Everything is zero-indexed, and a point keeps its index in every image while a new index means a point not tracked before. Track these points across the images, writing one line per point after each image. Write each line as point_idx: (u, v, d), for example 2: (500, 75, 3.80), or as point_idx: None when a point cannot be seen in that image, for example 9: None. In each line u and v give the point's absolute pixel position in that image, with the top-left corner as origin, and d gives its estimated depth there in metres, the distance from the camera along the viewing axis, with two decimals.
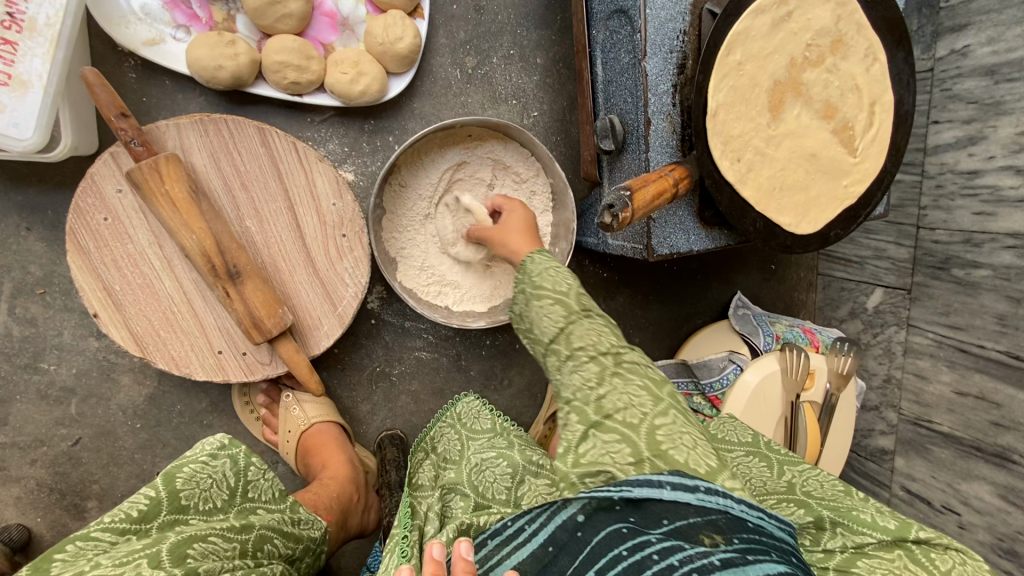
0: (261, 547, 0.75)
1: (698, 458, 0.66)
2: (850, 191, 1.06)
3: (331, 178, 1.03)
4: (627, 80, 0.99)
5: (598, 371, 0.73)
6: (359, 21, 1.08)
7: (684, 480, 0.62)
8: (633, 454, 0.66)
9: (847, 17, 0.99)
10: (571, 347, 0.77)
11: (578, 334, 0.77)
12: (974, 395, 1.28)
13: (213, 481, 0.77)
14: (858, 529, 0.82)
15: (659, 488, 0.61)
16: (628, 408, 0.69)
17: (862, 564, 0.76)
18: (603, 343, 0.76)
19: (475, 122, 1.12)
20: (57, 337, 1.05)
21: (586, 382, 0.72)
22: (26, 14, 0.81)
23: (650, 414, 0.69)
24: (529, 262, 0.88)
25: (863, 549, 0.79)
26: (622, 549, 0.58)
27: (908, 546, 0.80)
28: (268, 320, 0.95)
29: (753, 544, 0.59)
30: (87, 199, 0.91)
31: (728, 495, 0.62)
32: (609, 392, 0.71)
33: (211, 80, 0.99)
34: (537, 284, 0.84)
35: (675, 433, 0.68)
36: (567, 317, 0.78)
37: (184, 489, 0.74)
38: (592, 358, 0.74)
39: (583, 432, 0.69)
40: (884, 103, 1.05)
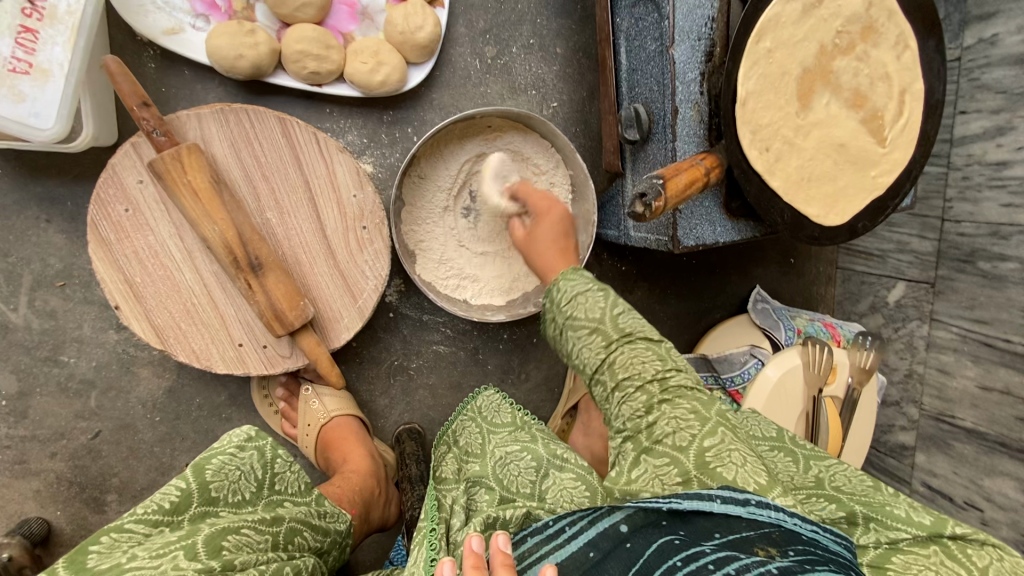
0: (292, 540, 0.75)
1: (748, 475, 0.71)
2: (879, 182, 1.04)
3: (351, 168, 1.01)
4: (653, 69, 0.98)
5: (646, 400, 0.79)
6: (379, 11, 1.07)
7: (734, 494, 0.67)
8: (681, 473, 0.72)
9: (878, 4, 0.96)
10: (616, 377, 0.81)
11: (620, 364, 0.81)
12: (1000, 390, 1.26)
13: (242, 473, 0.76)
14: (891, 525, 0.80)
15: (709, 501, 0.66)
16: (677, 432, 0.76)
17: (897, 559, 0.74)
18: (647, 370, 0.80)
19: (495, 112, 1.10)
20: (76, 329, 1.04)
21: (635, 413, 0.79)
22: (47, 2, 0.80)
23: (698, 435, 0.75)
24: (555, 289, 0.89)
25: (897, 545, 0.77)
26: (675, 560, 0.61)
27: (943, 542, 0.78)
28: (289, 312, 0.94)
29: (810, 556, 0.61)
30: (108, 189, 0.90)
31: (780, 508, 0.66)
32: (658, 419, 0.77)
33: (231, 70, 0.98)
34: (569, 314, 0.86)
35: (722, 451, 0.73)
36: (607, 347, 0.82)
37: (214, 481, 0.73)
38: (638, 388, 0.79)
39: (635, 458, 0.77)
40: (914, 92, 1.03)
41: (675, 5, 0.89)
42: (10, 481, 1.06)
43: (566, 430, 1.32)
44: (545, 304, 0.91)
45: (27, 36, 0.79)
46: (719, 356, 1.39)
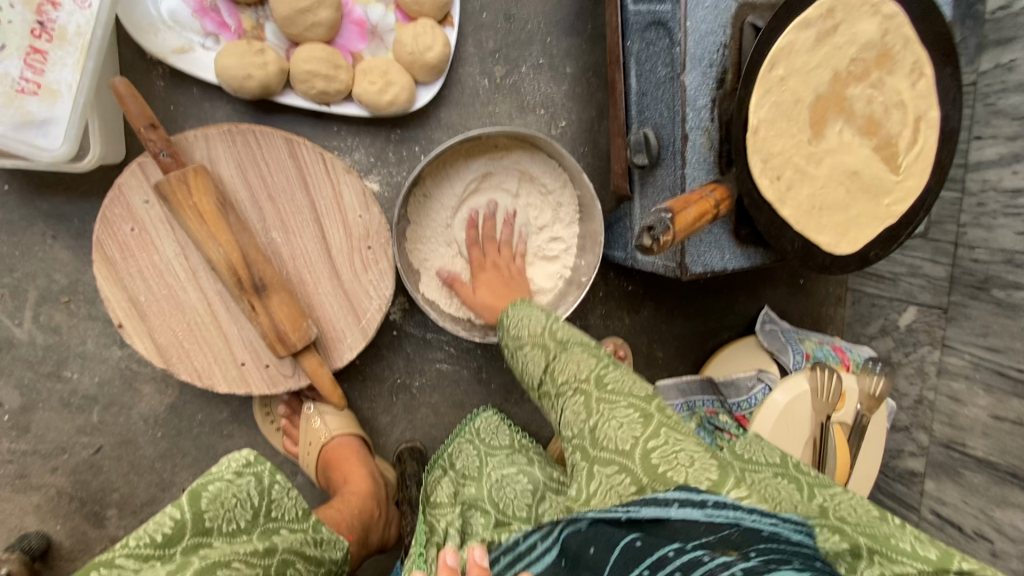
0: (284, 570, 0.75)
1: (698, 473, 0.71)
2: (891, 210, 1.03)
3: (358, 189, 1.01)
4: (663, 94, 0.96)
5: (586, 403, 0.81)
6: (388, 30, 1.07)
7: (690, 496, 0.69)
8: (633, 482, 0.73)
9: (894, 31, 0.95)
10: (557, 384, 0.85)
11: (559, 371, 0.86)
12: (1012, 420, 1.24)
13: (238, 500, 0.75)
14: (897, 558, 0.78)
15: (666, 507, 0.69)
16: (620, 435, 0.77)
17: None
18: (583, 375, 0.83)
19: (502, 132, 1.09)
20: (80, 345, 1.04)
21: (577, 416, 0.81)
22: (57, 23, 0.80)
23: (642, 437, 0.76)
24: (505, 317, 0.95)
25: None
26: (642, 568, 0.63)
27: None
28: (292, 335, 0.93)
29: (769, 553, 0.61)
30: (114, 209, 0.90)
31: (736, 506, 0.67)
32: (600, 422, 0.79)
33: (239, 90, 0.98)
34: (515, 334, 0.92)
35: (668, 452, 0.73)
36: (545, 357, 0.87)
37: (209, 511, 0.73)
38: (577, 392, 0.82)
39: (588, 469, 0.78)
40: (929, 119, 1.01)
41: (686, 32, 0.88)
42: (11, 495, 1.06)
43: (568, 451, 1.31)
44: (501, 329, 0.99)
45: (37, 57, 0.80)
46: (726, 380, 1.37)
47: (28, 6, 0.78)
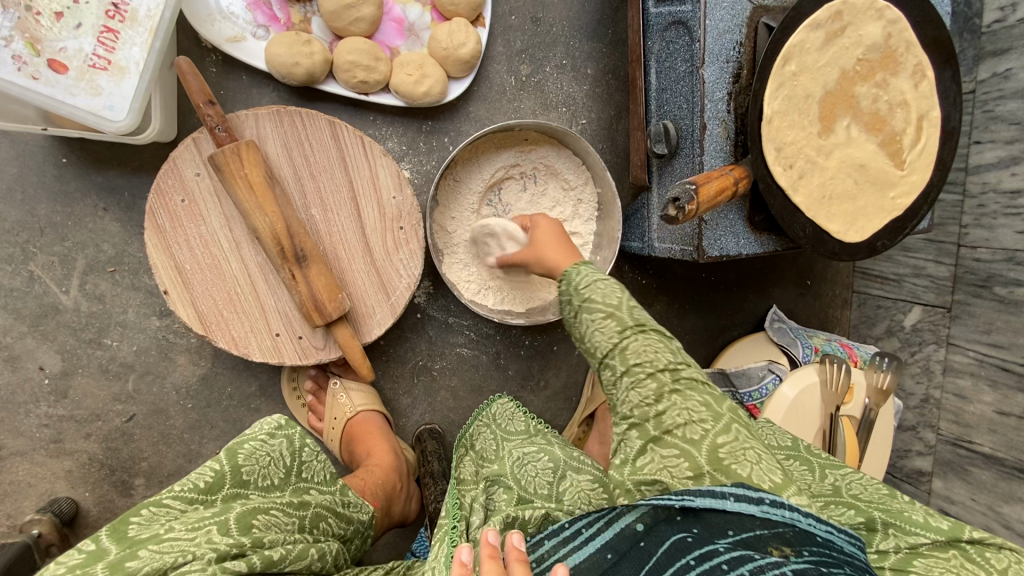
0: (318, 524, 0.76)
1: (762, 473, 0.72)
2: (898, 203, 1.08)
3: (393, 171, 1.07)
4: (682, 88, 1.03)
5: (656, 388, 0.77)
6: (424, 28, 1.14)
7: (748, 493, 0.68)
8: (691, 468, 0.73)
9: (898, 34, 1.02)
10: (627, 363, 0.79)
11: (632, 349, 0.79)
12: (1017, 415, 1.28)
13: (272, 458, 0.76)
14: (909, 530, 0.78)
15: (723, 499, 0.68)
16: (688, 424, 0.75)
17: (919, 563, 0.73)
18: (659, 358, 0.78)
19: (533, 125, 1.17)
20: (122, 314, 1.08)
21: (645, 400, 0.77)
22: (130, 7, 0.86)
23: (712, 430, 0.74)
24: (573, 273, 0.89)
25: (918, 549, 0.76)
26: (689, 559, 0.65)
27: (962, 546, 0.76)
28: (329, 304, 0.98)
29: (824, 557, 0.64)
30: (167, 180, 0.95)
31: (793, 508, 0.68)
32: (669, 409, 0.76)
33: (287, 77, 1.05)
34: (586, 295, 0.84)
35: (737, 449, 0.73)
36: (621, 333, 0.79)
37: (246, 465, 0.74)
38: (649, 375, 0.77)
39: (642, 446, 0.77)
40: (931, 119, 1.08)
41: (705, 29, 0.95)
42: (44, 459, 1.08)
43: (582, 438, 1.34)
44: (563, 288, 0.90)
45: (109, 36, 0.86)
46: (737, 369, 1.39)
47: None
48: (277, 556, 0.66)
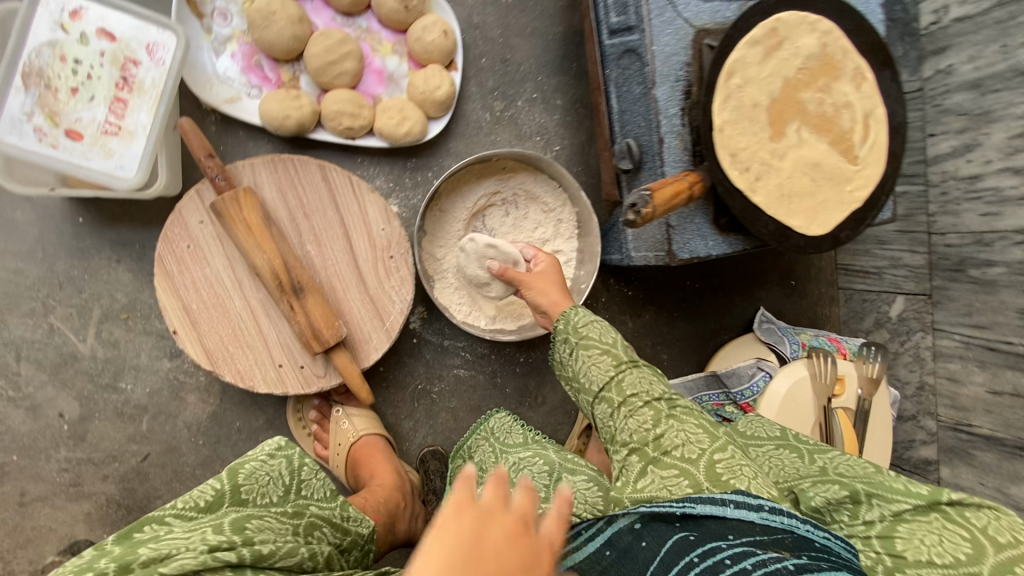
0: (312, 533, 0.78)
1: (759, 486, 0.81)
2: (855, 195, 1.15)
3: (381, 206, 1.15)
4: (639, 108, 1.12)
5: (653, 416, 0.91)
6: (402, 76, 1.25)
7: (748, 499, 0.77)
8: (691, 484, 0.82)
9: (833, 43, 1.11)
10: (623, 394, 0.94)
11: (626, 381, 0.95)
12: (1009, 393, 1.29)
13: (271, 478, 0.82)
14: (893, 498, 0.83)
15: (724, 507, 0.78)
16: (686, 445, 0.87)
17: (903, 531, 0.79)
18: (652, 390, 0.94)
19: (510, 154, 1.26)
20: (135, 358, 1.15)
21: (643, 426, 0.90)
22: (136, 78, 0.97)
23: (708, 449, 0.86)
24: (571, 315, 1.03)
25: (902, 516, 0.81)
26: (693, 556, 0.72)
27: (943, 508, 0.80)
28: (326, 332, 1.05)
29: (820, 558, 0.70)
30: (174, 229, 1.04)
31: (787, 515, 0.76)
32: (666, 432, 0.89)
33: (279, 129, 1.15)
34: (584, 335, 1.00)
35: (731, 465, 0.84)
36: (616, 366, 0.96)
37: (245, 484, 0.80)
38: (646, 404, 0.92)
39: (642, 468, 0.87)
40: (877, 116, 1.15)
41: (653, 55, 1.05)
42: (64, 503, 1.13)
43: (582, 449, 1.37)
44: (559, 327, 1.05)
45: (119, 105, 0.96)
46: (728, 370, 1.43)
47: (114, 65, 0.95)
48: (266, 552, 0.68)
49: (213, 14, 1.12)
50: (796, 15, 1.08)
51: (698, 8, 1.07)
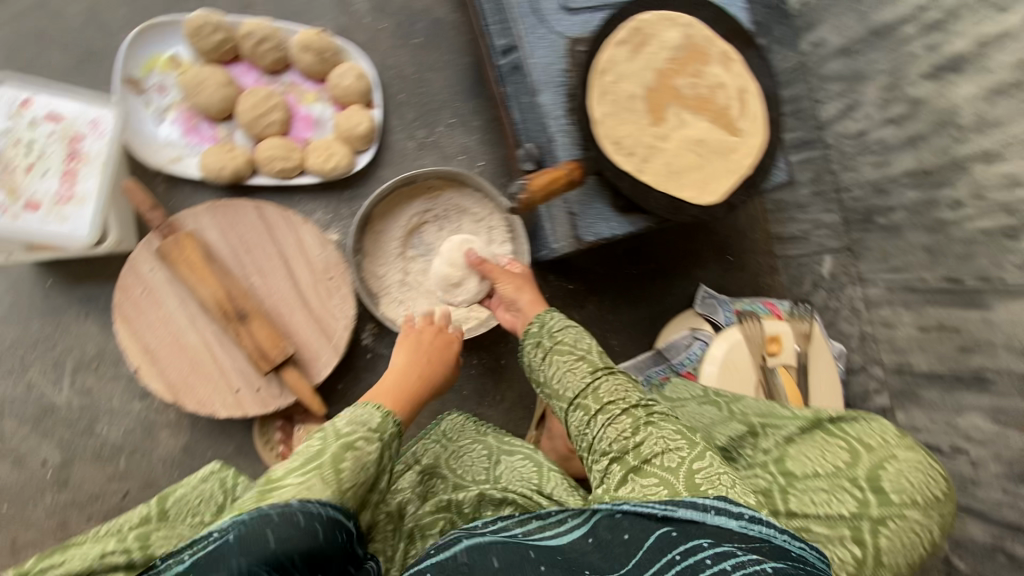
0: None
1: (741, 492, 0.78)
2: (743, 163, 1.24)
3: (316, 234, 1.26)
4: (531, 115, 1.24)
5: (632, 423, 0.90)
6: (328, 119, 1.39)
7: (729, 507, 0.74)
8: (672, 494, 0.79)
9: (695, 33, 1.23)
10: (600, 402, 0.94)
11: (604, 389, 0.96)
12: (936, 327, 1.36)
13: (201, 499, 0.91)
14: (781, 424, 0.95)
15: (704, 512, 0.74)
16: (664, 452, 0.85)
17: (794, 453, 0.90)
18: (629, 397, 0.94)
19: (432, 173, 1.38)
20: (108, 402, 1.25)
21: (622, 433, 0.89)
22: (83, 150, 1.11)
23: (687, 457, 0.83)
24: (548, 319, 1.07)
25: (791, 438, 0.93)
26: (675, 554, 0.68)
27: (823, 425, 0.93)
28: (273, 351, 1.15)
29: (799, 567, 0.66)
30: (128, 278, 1.16)
31: (772, 525, 0.72)
32: (645, 439, 0.88)
33: (216, 179, 1.29)
34: (557, 340, 1.02)
35: (711, 474, 0.81)
36: (592, 372, 0.97)
37: (173, 506, 0.89)
38: (625, 411, 0.92)
39: (623, 477, 0.86)
40: (751, 91, 1.26)
41: (532, 68, 1.19)
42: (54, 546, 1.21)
43: (540, 439, 1.43)
44: (534, 329, 1.08)
45: (70, 175, 1.10)
46: (666, 344, 1.51)
47: (63, 142, 1.10)
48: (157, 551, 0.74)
49: (151, 89, 1.28)
50: (655, 14, 1.20)
51: (569, 21, 1.21)
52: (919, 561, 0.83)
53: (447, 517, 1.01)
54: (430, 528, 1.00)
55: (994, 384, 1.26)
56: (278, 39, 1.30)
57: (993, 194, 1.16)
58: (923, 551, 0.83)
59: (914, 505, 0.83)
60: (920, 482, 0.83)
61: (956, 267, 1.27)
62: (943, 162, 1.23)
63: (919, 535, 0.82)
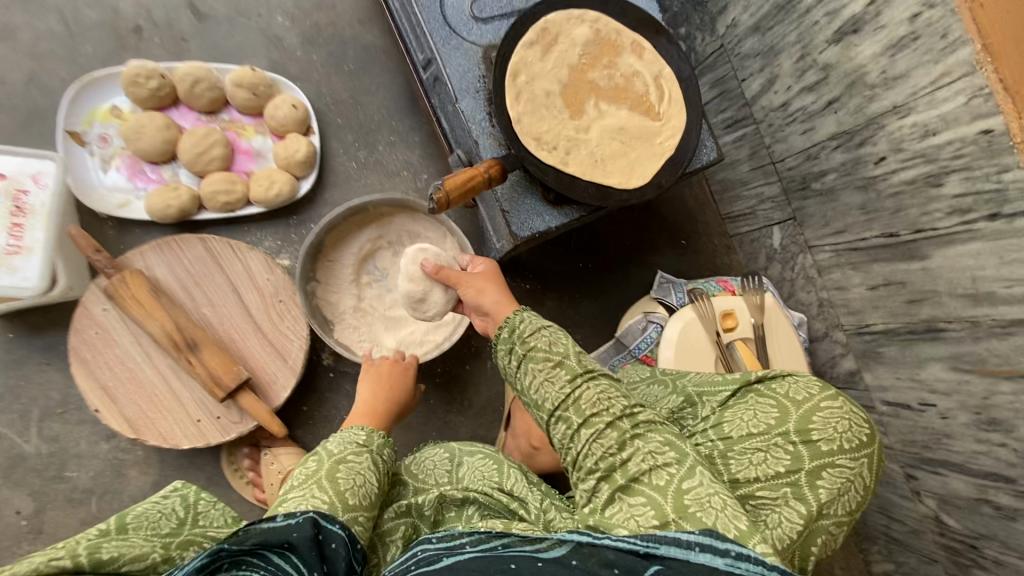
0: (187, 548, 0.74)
1: (727, 521, 0.76)
2: (667, 145, 1.27)
3: (262, 260, 1.30)
4: (456, 123, 1.29)
5: (617, 438, 0.86)
6: (268, 150, 1.45)
7: (713, 544, 0.70)
8: (657, 516, 0.78)
9: (604, 27, 1.28)
10: (583, 415, 0.88)
11: (586, 400, 0.89)
12: (884, 283, 1.37)
13: (163, 513, 0.79)
14: (715, 390, 0.99)
15: (688, 550, 0.70)
16: (652, 469, 0.83)
17: (730, 418, 0.93)
18: (612, 408, 0.89)
19: (383, 199, 1.37)
20: (76, 446, 1.28)
21: (608, 450, 0.85)
22: (28, 203, 1.16)
23: (676, 477, 0.81)
24: (517, 321, 0.96)
25: (724, 402, 0.97)
26: None
27: (754, 385, 0.97)
28: (225, 377, 1.17)
29: None
30: (81, 321, 1.19)
31: (759, 561, 0.68)
32: (632, 456, 0.84)
33: (163, 218, 1.34)
34: (530, 345, 0.93)
35: (700, 496, 0.79)
36: (571, 383, 0.89)
37: (133, 518, 0.76)
38: (609, 425, 0.87)
39: (609, 496, 0.83)
40: (666, 76, 1.30)
41: (449, 77, 1.23)
42: None
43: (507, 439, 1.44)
44: (503, 334, 0.97)
45: (17, 229, 1.14)
46: (623, 331, 1.53)
47: (7, 198, 1.15)
48: (107, 557, 0.67)
49: (94, 140, 1.34)
50: (562, 14, 1.25)
51: (481, 30, 1.26)
52: (858, 505, 0.88)
53: (410, 522, 0.97)
54: (392, 534, 0.95)
55: (947, 332, 1.26)
56: (212, 80, 1.36)
57: (910, 146, 1.18)
58: (860, 494, 0.89)
59: (845, 452, 0.87)
60: (847, 429, 0.89)
61: (891, 221, 1.28)
62: (860, 121, 1.26)
63: (853, 480, 0.86)
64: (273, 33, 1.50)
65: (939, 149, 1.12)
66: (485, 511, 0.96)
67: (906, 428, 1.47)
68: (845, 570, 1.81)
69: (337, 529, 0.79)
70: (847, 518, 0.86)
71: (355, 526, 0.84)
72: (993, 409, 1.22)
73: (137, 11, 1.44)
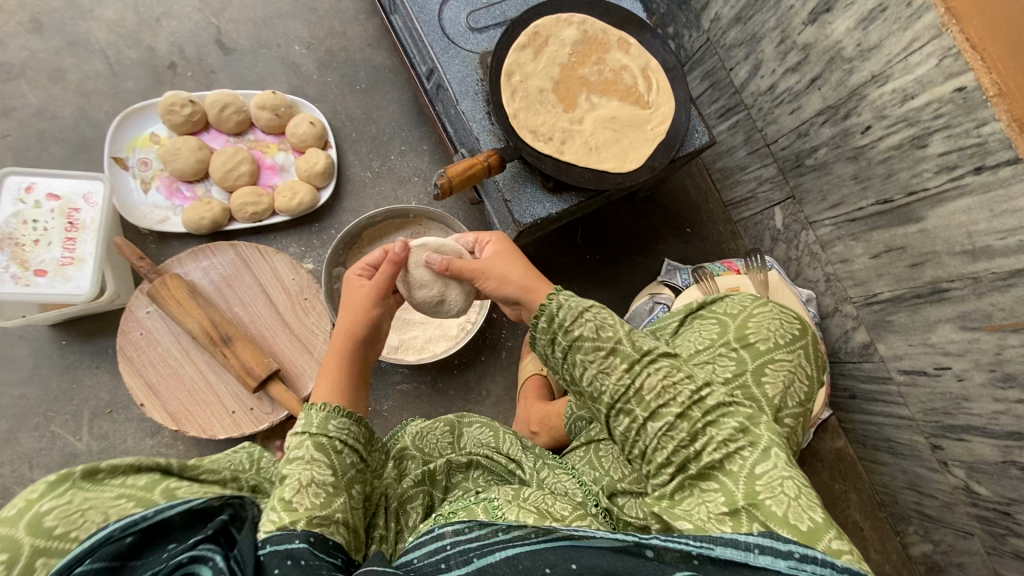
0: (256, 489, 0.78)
1: (799, 512, 0.66)
2: (658, 130, 1.34)
3: (288, 261, 1.41)
4: (458, 124, 1.39)
5: (689, 428, 0.75)
6: (291, 165, 1.57)
7: (774, 544, 0.61)
8: (727, 503, 0.69)
9: (590, 27, 1.38)
10: (648, 406, 0.76)
11: (648, 388, 0.76)
12: (885, 250, 1.38)
13: (234, 464, 0.79)
14: (662, 325, 1.13)
15: (746, 551, 0.60)
16: (726, 456, 0.73)
17: (682, 344, 1.05)
18: (680, 395, 0.76)
19: (422, 211, 1.47)
20: (123, 442, 1.37)
21: (679, 442, 0.74)
22: (80, 220, 1.30)
23: (749, 461, 0.72)
24: (554, 306, 0.82)
25: (673, 333, 1.09)
26: None
27: (699, 312, 1.10)
28: (257, 368, 1.26)
29: None
30: (127, 322, 1.31)
31: (827, 563, 0.58)
32: (705, 447, 0.74)
33: (198, 230, 1.46)
34: (575, 333, 0.80)
35: (773, 479, 0.69)
36: (630, 372, 0.77)
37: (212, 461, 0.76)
38: (680, 416, 0.75)
39: (679, 482, 0.74)
40: (653, 67, 1.38)
41: (449, 83, 1.34)
42: None
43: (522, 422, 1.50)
44: (541, 322, 0.84)
45: (71, 242, 1.28)
46: (630, 315, 1.58)
47: (62, 216, 1.29)
48: (192, 466, 0.70)
49: (136, 164, 1.49)
50: (550, 18, 1.35)
51: (477, 39, 1.38)
52: (807, 393, 0.99)
53: (426, 491, 0.99)
54: (412, 502, 0.96)
55: (951, 292, 1.27)
56: (238, 104, 1.50)
57: (892, 112, 1.23)
58: (806, 381, 0.99)
59: (783, 347, 1.00)
60: (778, 328, 1.02)
61: (884, 187, 1.32)
62: (843, 94, 1.31)
63: (794, 370, 0.98)
64: (292, 61, 1.65)
65: (920, 111, 1.17)
66: (489, 476, 1.02)
67: (925, 396, 1.45)
68: (882, 555, 1.75)
69: (300, 546, 0.64)
70: (801, 408, 0.96)
71: (315, 530, 0.68)
72: (1008, 364, 1.22)
73: (171, 49, 1.61)
